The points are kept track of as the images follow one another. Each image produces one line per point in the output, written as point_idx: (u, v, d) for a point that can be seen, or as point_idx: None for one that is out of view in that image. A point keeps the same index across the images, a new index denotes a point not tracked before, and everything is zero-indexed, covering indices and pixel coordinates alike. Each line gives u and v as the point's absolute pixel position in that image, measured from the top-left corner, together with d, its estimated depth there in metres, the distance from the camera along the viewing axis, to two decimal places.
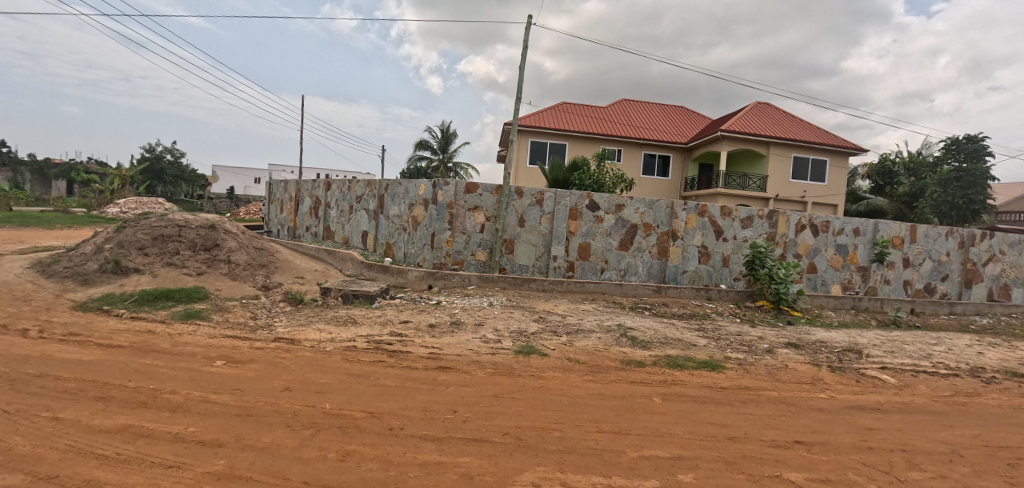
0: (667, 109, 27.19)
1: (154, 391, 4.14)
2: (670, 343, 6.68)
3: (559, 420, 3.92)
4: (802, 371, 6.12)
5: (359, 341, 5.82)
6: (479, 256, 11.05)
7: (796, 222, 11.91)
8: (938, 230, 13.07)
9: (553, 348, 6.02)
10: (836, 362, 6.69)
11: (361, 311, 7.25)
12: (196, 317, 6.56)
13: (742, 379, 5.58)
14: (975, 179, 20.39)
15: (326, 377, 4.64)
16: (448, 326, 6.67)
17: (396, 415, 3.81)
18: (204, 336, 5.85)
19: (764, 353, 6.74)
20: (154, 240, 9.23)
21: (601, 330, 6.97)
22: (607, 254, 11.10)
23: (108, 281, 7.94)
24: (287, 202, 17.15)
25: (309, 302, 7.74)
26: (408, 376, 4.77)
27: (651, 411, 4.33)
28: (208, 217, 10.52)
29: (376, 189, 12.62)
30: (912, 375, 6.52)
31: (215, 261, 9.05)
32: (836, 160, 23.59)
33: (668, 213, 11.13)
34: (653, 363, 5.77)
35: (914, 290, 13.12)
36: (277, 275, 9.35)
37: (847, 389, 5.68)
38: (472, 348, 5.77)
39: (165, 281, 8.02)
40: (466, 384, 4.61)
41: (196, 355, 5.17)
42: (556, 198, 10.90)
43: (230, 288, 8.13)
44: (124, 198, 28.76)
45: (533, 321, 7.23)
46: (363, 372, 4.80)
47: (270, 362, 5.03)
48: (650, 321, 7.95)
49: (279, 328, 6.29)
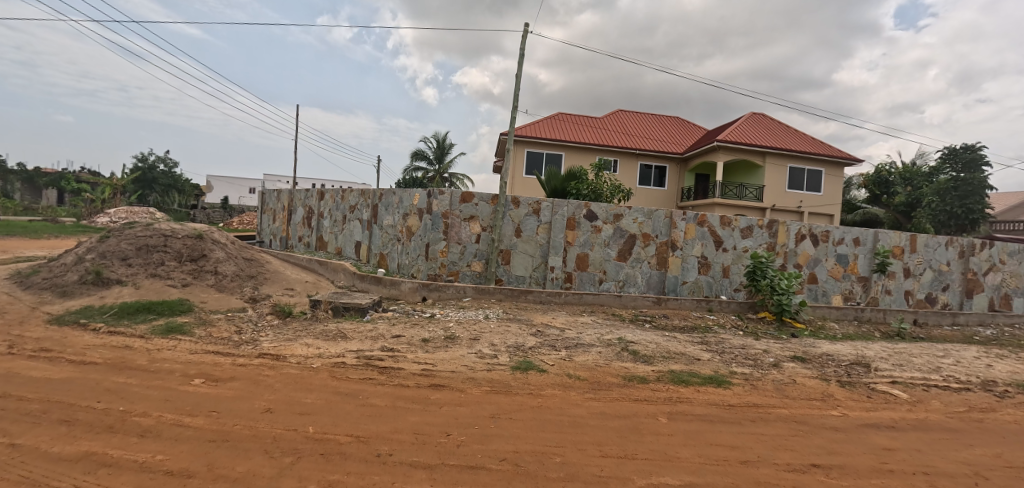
0: (663, 119, 27.27)
1: (124, 413, 3.85)
2: (673, 358, 6.42)
3: (560, 443, 3.66)
4: (810, 387, 5.87)
5: (349, 357, 5.53)
6: (475, 267, 10.79)
7: (796, 231, 11.77)
8: (938, 240, 12.97)
9: (552, 363, 5.76)
10: (845, 376, 6.46)
11: (352, 325, 6.96)
12: (177, 332, 6.24)
13: (750, 395, 5.32)
14: (972, 188, 20.27)
15: (311, 396, 4.36)
16: (443, 341, 6.39)
17: (385, 439, 3.53)
18: (184, 351, 5.55)
19: (770, 367, 6.50)
20: (139, 251, 8.91)
21: (601, 344, 6.71)
22: (605, 265, 10.89)
23: (88, 293, 7.60)
24: (279, 212, 16.85)
25: (297, 315, 7.46)
26: (399, 395, 4.50)
27: (657, 432, 4.07)
28: (196, 226, 10.24)
29: (370, 198, 12.43)
30: (924, 390, 6.29)
31: (201, 273, 8.75)
32: (832, 170, 23.66)
33: (667, 223, 10.97)
34: (657, 379, 5.52)
35: (915, 300, 12.97)
36: (266, 287, 9.05)
37: (859, 406, 5.43)
38: (467, 365, 5.50)
39: (148, 293, 7.72)
40: (461, 404, 4.34)
41: (174, 372, 4.87)
42: (553, 208, 10.69)
43: (216, 301, 7.84)
44: (115, 208, 28.39)
45: (531, 336, 6.95)
46: (351, 391, 4.53)
47: (252, 379, 4.76)
48: (652, 334, 7.69)
49: (265, 343, 5.99)
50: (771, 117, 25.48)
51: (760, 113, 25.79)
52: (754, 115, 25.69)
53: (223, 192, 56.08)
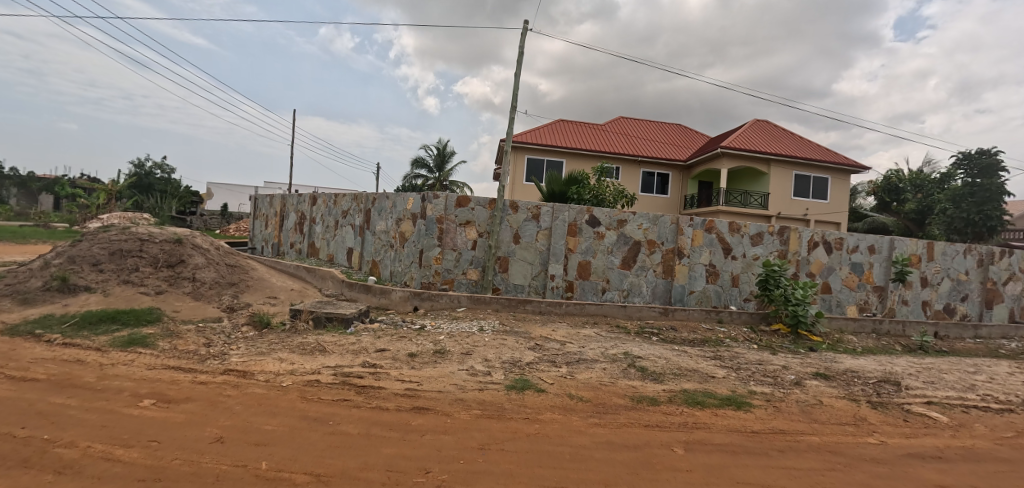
0: (666, 126, 26.86)
1: (48, 443, 3.27)
2: (685, 375, 5.82)
3: (559, 483, 3.07)
4: (840, 409, 5.27)
5: (324, 374, 4.95)
6: (471, 275, 10.21)
7: (808, 238, 11.19)
8: (955, 248, 12.40)
9: (552, 382, 5.17)
10: (875, 396, 5.85)
11: (333, 337, 6.38)
12: (138, 344, 5.66)
13: (774, 420, 4.71)
14: (990, 194, 19.57)
15: (273, 422, 3.78)
16: (432, 356, 5.81)
17: (350, 479, 2.96)
18: (141, 367, 4.98)
19: (792, 385, 5.91)
20: (112, 256, 8.37)
21: (605, 360, 6.12)
22: (609, 273, 10.33)
23: (51, 300, 7.05)
24: (271, 217, 16.34)
25: (275, 326, 6.89)
26: (375, 420, 3.91)
27: (674, 467, 3.48)
28: (176, 230, 9.70)
29: (363, 202, 11.91)
30: (964, 412, 5.68)
31: (178, 279, 8.22)
32: (839, 177, 23.14)
33: (673, 229, 10.42)
34: (669, 400, 4.92)
35: (933, 311, 12.35)
36: (246, 295, 8.50)
37: (898, 432, 4.82)
38: (457, 383, 4.91)
39: (117, 301, 7.18)
40: (446, 431, 3.76)
41: (122, 392, 4.30)
42: (554, 213, 10.14)
43: (190, 310, 7.28)
44: (108, 213, 27.77)
45: (529, 350, 6.35)
46: (321, 416, 3.95)
47: (209, 401, 4.18)
48: (660, 348, 7.08)
49: (234, 358, 5.41)
50: (775, 124, 25.08)
51: (764, 120, 25.36)
52: (759, 122, 25.25)
53: (223, 199, 55.80)
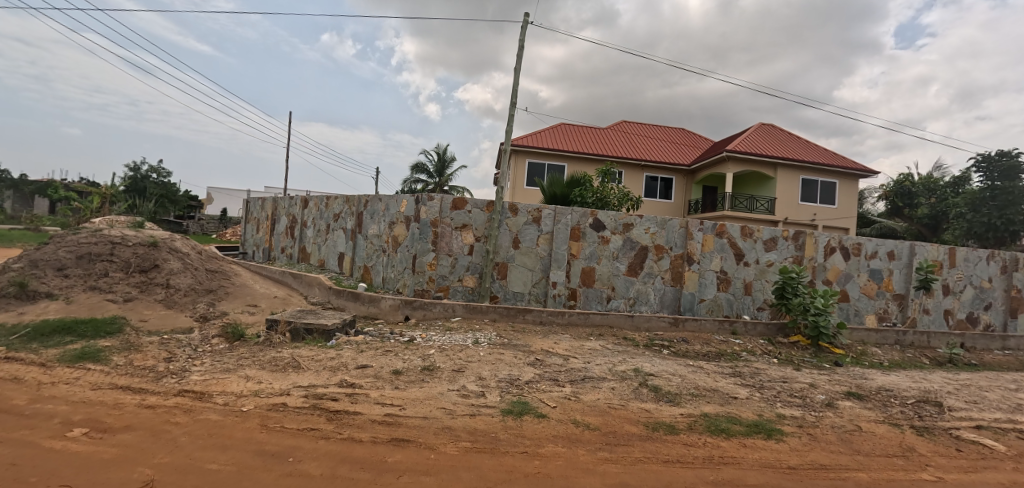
0: (669, 130, 26.30)
1: None
2: (703, 397, 5.17)
3: None
4: (883, 437, 4.62)
5: (293, 397, 4.30)
6: (467, 282, 9.59)
7: (825, 243, 10.56)
8: (978, 254, 11.75)
9: (554, 405, 4.53)
10: (916, 419, 5.20)
11: (311, 351, 5.75)
12: (90, 358, 5.04)
13: (812, 452, 4.07)
14: (1012, 197, 18.72)
15: (221, 460, 3.15)
16: (419, 374, 5.16)
17: None
18: (84, 387, 4.35)
19: (823, 407, 5.27)
20: (79, 260, 7.77)
21: (614, 378, 5.49)
22: (614, 280, 9.71)
23: (6, 307, 6.45)
24: (263, 221, 15.76)
25: (250, 339, 6.25)
26: (344, 457, 3.28)
27: None
28: (153, 233, 9.10)
29: (355, 205, 11.31)
30: (1020, 438, 5.00)
31: (150, 285, 7.62)
32: (848, 182, 22.51)
33: (682, 233, 9.80)
34: (689, 428, 4.28)
35: (955, 321, 11.69)
36: (224, 303, 7.88)
37: (954, 465, 4.16)
38: (445, 408, 4.27)
39: (79, 309, 6.58)
40: (427, 472, 3.13)
41: (51, 419, 3.67)
42: (555, 216, 9.53)
43: (158, 319, 6.68)
44: (101, 215, 26.90)
45: (528, 367, 5.71)
46: (281, 450, 3.32)
47: (151, 430, 3.56)
48: (671, 363, 6.44)
49: (195, 376, 4.79)
50: (781, 128, 24.53)
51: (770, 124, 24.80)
52: (764, 126, 24.70)
53: (223, 204, 55.07)
